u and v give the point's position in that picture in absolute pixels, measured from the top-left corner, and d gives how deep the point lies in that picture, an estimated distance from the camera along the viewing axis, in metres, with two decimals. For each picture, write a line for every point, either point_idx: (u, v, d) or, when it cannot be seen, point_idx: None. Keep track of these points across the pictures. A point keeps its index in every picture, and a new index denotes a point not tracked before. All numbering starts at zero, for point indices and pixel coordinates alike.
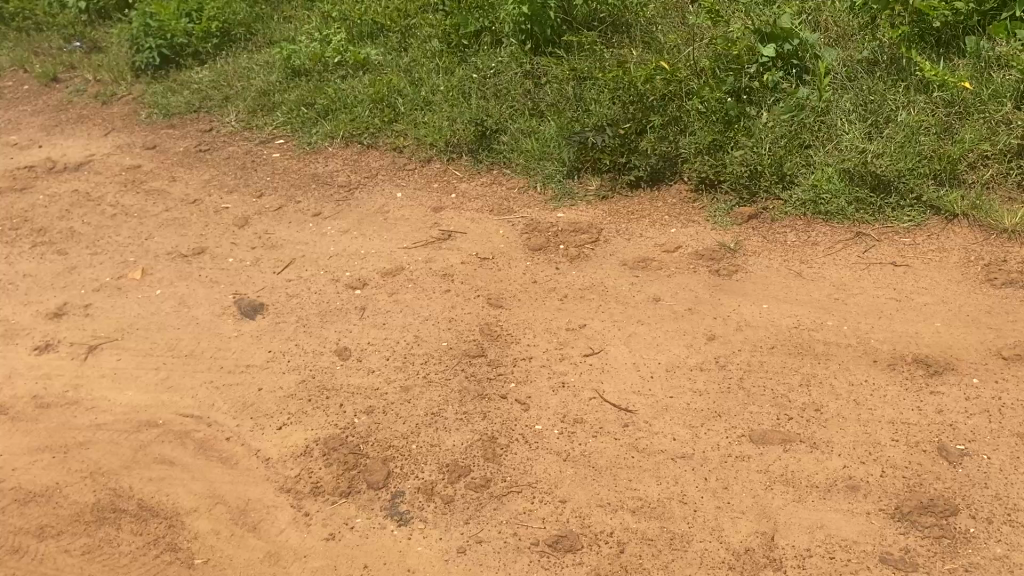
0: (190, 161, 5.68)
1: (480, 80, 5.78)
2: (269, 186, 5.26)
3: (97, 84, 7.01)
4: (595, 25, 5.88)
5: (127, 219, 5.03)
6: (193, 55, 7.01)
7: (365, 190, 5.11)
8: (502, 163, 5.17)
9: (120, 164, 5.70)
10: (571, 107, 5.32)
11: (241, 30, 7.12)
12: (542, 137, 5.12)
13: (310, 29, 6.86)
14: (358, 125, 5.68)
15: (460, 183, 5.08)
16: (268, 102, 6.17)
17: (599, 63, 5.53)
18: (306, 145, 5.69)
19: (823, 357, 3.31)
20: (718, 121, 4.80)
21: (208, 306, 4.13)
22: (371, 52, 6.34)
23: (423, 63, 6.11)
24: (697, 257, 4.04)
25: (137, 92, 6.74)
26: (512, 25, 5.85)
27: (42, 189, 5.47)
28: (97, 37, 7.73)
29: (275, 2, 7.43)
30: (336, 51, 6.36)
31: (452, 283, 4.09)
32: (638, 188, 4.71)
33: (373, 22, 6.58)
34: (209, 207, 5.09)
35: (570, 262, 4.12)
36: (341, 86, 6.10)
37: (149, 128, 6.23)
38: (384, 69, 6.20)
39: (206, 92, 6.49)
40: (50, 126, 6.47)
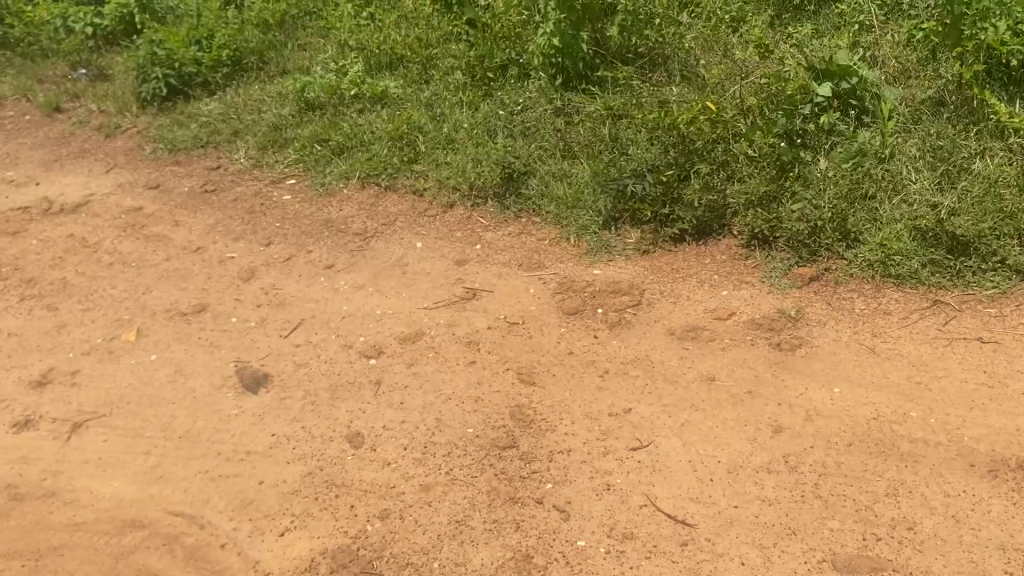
0: (195, 202, 5.30)
1: (506, 117, 5.40)
2: (279, 233, 4.86)
3: (102, 115, 6.67)
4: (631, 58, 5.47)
5: (124, 268, 4.65)
6: (202, 85, 6.66)
7: (382, 238, 4.70)
8: (531, 211, 4.76)
9: (120, 205, 5.32)
10: (607, 149, 4.93)
11: (253, 59, 6.79)
12: (575, 182, 4.71)
13: (327, 60, 6.49)
14: (375, 164, 5.30)
15: (484, 231, 4.67)
16: (280, 137, 5.79)
17: (636, 100, 5.13)
18: (319, 186, 5.29)
19: (911, 459, 2.86)
20: (771, 167, 4.36)
21: (207, 377, 3.71)
22: (390, 84, 5.95)
23: (446, 97, 5.72)
24: (755, 326, 3.58)
25: (142, 125, 6.39)
26: (542, 58, 5.51)
27: (35, 232, 5.10)
28: (103, 64, 7.40)
29: (290, 28, 7.07)
30: (353, 82, 6.00)
31: (478, 351, 3.65)
32: (682, 242, 4.25)
33: (392, 51, 6.20)
34: (213, 256, 4.70)
35: (610, 329, 3.67)
36: (358, 121, 5.71)
37: (153, 165, 5.87)
38: (404, 103, 5.80)
39: (215, 125, 6.12)
40: (50, 161, 6.12)
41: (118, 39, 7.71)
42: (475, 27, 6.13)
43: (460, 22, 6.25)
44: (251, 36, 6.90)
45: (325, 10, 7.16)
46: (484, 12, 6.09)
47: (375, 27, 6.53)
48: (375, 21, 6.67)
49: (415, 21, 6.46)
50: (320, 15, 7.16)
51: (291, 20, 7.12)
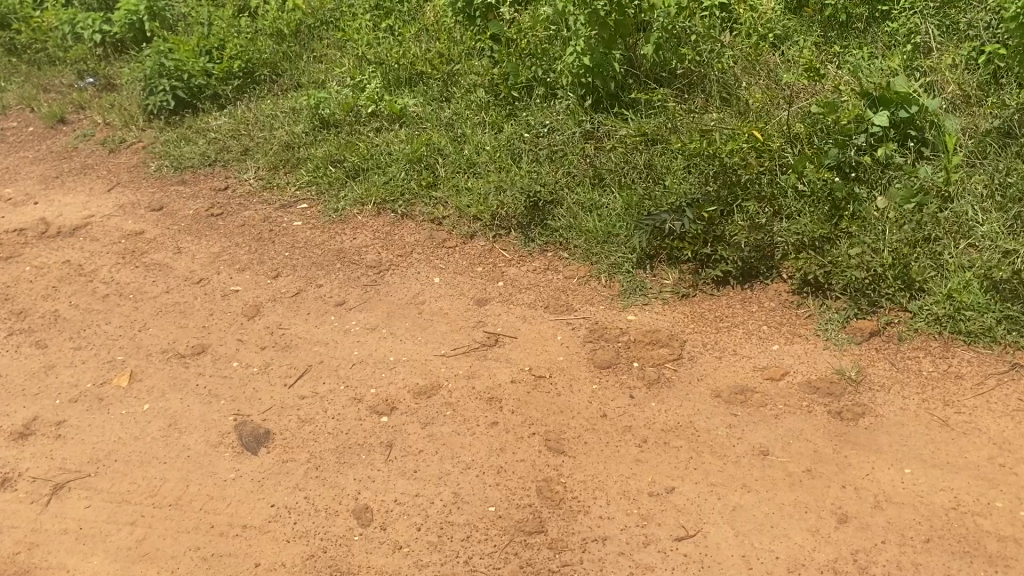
0: (199, 226, 4.98)
1: (531, 139, 5.01)
2: (286, 264, 4.53)
3: (107, 128, 6.37)
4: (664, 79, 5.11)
5: (121, 301, 4.33)
6: (212, 98, 6.35)
7: (397, 272, 4.35)
8: (559, 244, 4.36)
9: (120, 228, 5.01)
10: (641, 179, 4.54)
11: (266, 71, 6.48)
12: (606, 214, 4.34)
13: (343, 75, 6.19)
14: (392, 190, 4.97)
15: (507, 266, 4.29)
16: (291, 157, 5.46)
17: (671, 124, 4.77)
18: (332, 213, 4.96)
19: (999, 564, 2.53)
20: (822, 203, 4.02)
21: (203, 432, 3.38)
22: (409, 102, 5.63)
23: (467, 117, 5.38)
24: (811, 390, 3.22)
25: (148, 140, 6.09)
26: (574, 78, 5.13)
27: (29, 257, 4.80)
28: (111, 73, 7.11)
29: (305, 39, 6.76)
30: (370, 97, 5.68)
31: (500, 411, 3.28)
32: (725, 284, 3.88)
33: (411, 65, 5.89)
34: (216, 288, 4.37)
35: (647, 388, 3.29)
36: (374, 141, 5.37)
37: (158, 184, 5.56)
38: (424, 124, 5.47)
39: (225, 141, 5.81)
40: (50, 177, 5.82)
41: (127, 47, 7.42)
42: (499, 42, 5.79)
43: (483, 37, 5.94)
44: (264, 47, 6.59)
45: (342, 20, 6.84)
46: (508, 25, 5.74)
47: (394, 40, 6.22)
48: (396, 34, 6.37)
49: (436, 35, 6.14)
50: (336, 24, 6.84)
51: (306, 30, 6.81)
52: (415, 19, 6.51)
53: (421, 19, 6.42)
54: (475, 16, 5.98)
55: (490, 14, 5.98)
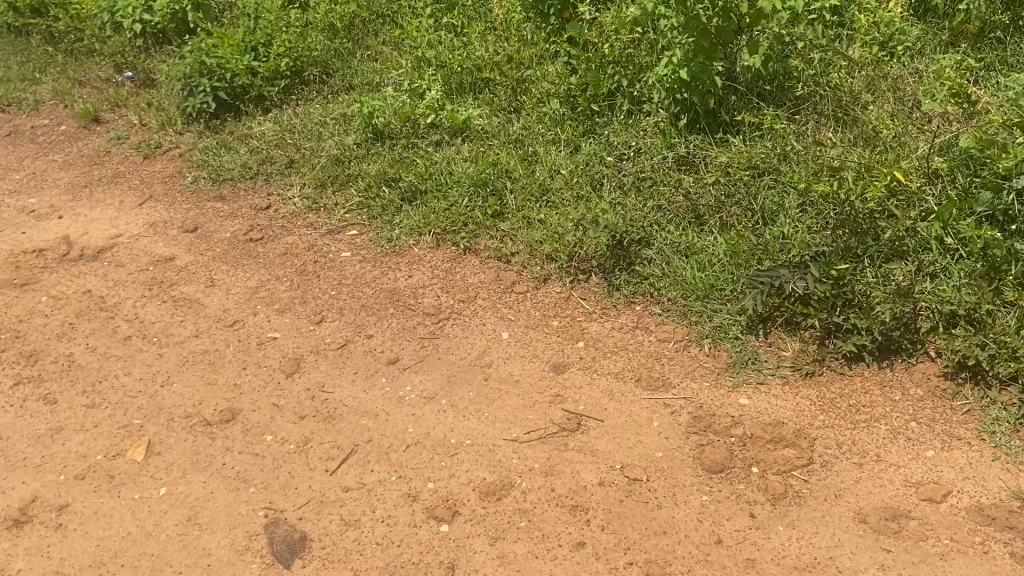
0: (237, 253, 4.43)
1: (615, 165, 4.42)
2: (332, 307, 3.95)
3: (143, 130, 5.85)
4: (767, 93, 4.45)
5: (143, 345, 3.79)
6: (256, 100, 5.78)
7: (458, 323, 3.75)
8: (649, 296, 3.70)
9: (149, 253, 4.48)
10: (748, 222, 3.89)
11: (315, 70, 5.90)
12: (705, 261, 3.70)
13: (400, 77, 5.59)
14: (454, 218, 4.41)
15: (588, 320, 3.65)
16: (341, 173, 4.90)
17: (782, 151, 4.10)
18: (386, 243, 4.39)
19: None
20: (975, 261, 3.32)
21: (227, 531, 2.83)
22: (473, 112, 5.03)
23: (538, 134, 4.80)
24: (983, 519, 2.58)
25: (186, 146, 5.55)
26: (667, 93, 4.46)
27: (47, 285, 4.29)
28: (150, 66, 6.58)
29: (358, 35, 6.16)
30: (431, 106, 5.08)
31: (587, 527, 2.66)
32: (858, 361, 3.20)
33: (476, 69, 5.28)
34: (251, 334, 3.81)
35: (773, 505, 2.67)
36: (433, 160, 4.83)
37: (193, 198, 5.02)
38: (491, 140, 4.88)
39: (268, 151, 5.24)
40: (78, 186, 5.31)
41: (169, 39, 6.88)
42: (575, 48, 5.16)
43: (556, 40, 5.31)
44: (314, 43, 6.01)
45: (400, 15, 6.25)
46: (587, 26, 5.08)
47: (457, 40, 5.61)
48: (460, 35, 5.76)
49: (505, 35, 5.50)
50: (394, 19, 6.24)
51: (360, 25, 6.21)
52: (481, 16, 5.88)
53: (487, 17, 5.79)
54: (549, 16, 5.33)
55: (567, 13, 5.30)
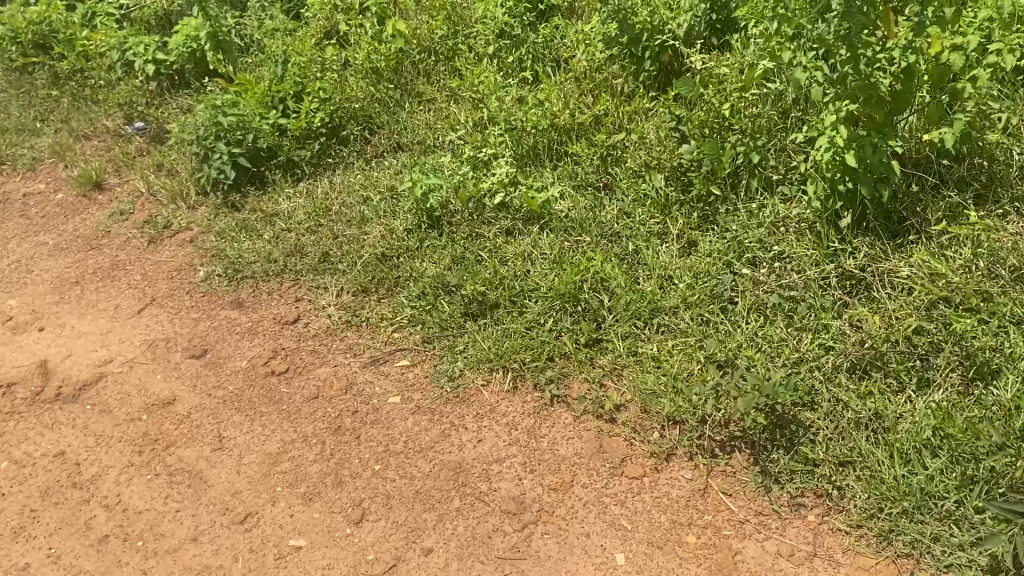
0: (256, 394, 3.43)
1: (754, 277, 3.30)
2: (375, 494, 2.90)
3: (151, 202, 4.89)
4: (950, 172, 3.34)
5: (123, 557, 2.84)
6: (285, 166, 4.79)
7: (551, 534, 2.69)
8: (829, 503, 2.64)
9: (144, 390, 3.51)
10: (959, 373, 2.80)
11: (356, 129, 4.91)
12: (906, 451, 2.63)
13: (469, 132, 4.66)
14: (534, 347, 3.32)
15: (740, 537, 2.62)
16: (389, 272, 3.89)
17: (991, 264, 3.02)
18: (445, 380, 3.32)
19: None
20: None
21: None
22: (555, 194, 4.01)
23: (641, 229, 3.73)
24: None
25: (200, 226, 4.57)
26: (826, 184, 3.28)
27: (12, 442, 3.34)
28: (164, 117, 5.62)
29: (407, 82, 5.21)
30: (504, 184, 4.09)
31: None
32: None
33: (556, 130, 4.30)
34: (267, 539, 2.81)
35: None
36: (503, 260, 3.83)
37: (205, 303, 4.04)
38: (581, 243, 3.79)
39: (299, 238, 4.26)
40: (68, 281, 4.36)
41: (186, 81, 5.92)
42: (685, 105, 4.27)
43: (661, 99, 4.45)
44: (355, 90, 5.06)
45: (455, 54, 5.28)
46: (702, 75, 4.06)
47: (530, 91, 4.73)
48: (536, 87, 4.77)
49: (593, 91, 4.56)
50: (449, 59, 5.27)
51: (410, 68, 5.25)
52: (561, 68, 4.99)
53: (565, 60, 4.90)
54: (644, 60, 4.45)
55: (665, 57, 4.45)
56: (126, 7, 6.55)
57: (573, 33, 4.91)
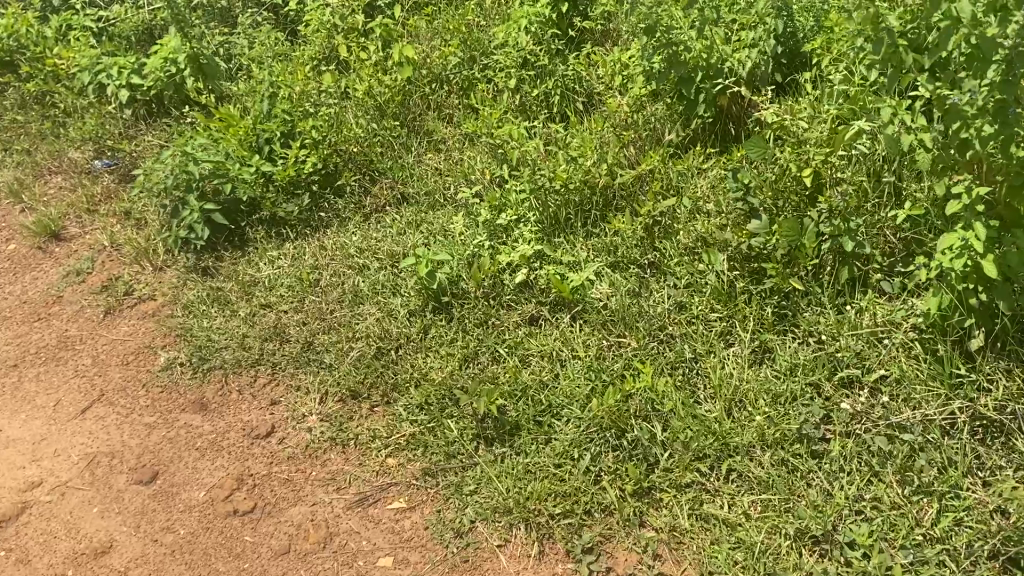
0: (212, 543, 2.75)
1: (853, 412, 2.62)
2: None
3: (111, 259, 4.17)
4: None
5: None
6: (269, 222, 4.07)
7: None
8: None
9: (74, 534, 2.84)
10: None
11: (353, 178, 4.20)
12: None
13: (492, 189, 3.98)
14: (565, 497, 2.60)
15: None
16: (386, 370, 3.17)
17: None
18: (453, 541, 2.61)
19: None
20: None
21: None
22: (590, 276, 3.27)
23: (697, 330, 2.97)
24: None
25: (165, 295, 3.85)
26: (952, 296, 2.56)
27: None
28: (137, 152, 4.93)
29: (414, 121, 4.55)
30: (529, 262, 3.38)
31: None
32: None
33: (591, 191, 3.56)
34: None
35: None
36: (524, 362, 3.10)
37: (163, 401, 3.33)
38: (629, 350, 2.98)
39: (280, 317, 3.56)
40: (5, 364, 3.66)
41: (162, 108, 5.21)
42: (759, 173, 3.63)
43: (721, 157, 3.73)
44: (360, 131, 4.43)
45: (471, 86, 4.65)
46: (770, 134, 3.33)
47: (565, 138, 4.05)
48: (572, 134, 4.09)
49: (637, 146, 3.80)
50: (465, 93, 4.64)
51: (422, 104, 4.60)
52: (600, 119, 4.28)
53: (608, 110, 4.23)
54: (696, 105, 3.72)
55: (723, 100, 3.70)
56: (105, 20, 5.83)
57: (609, 67, 4.26)
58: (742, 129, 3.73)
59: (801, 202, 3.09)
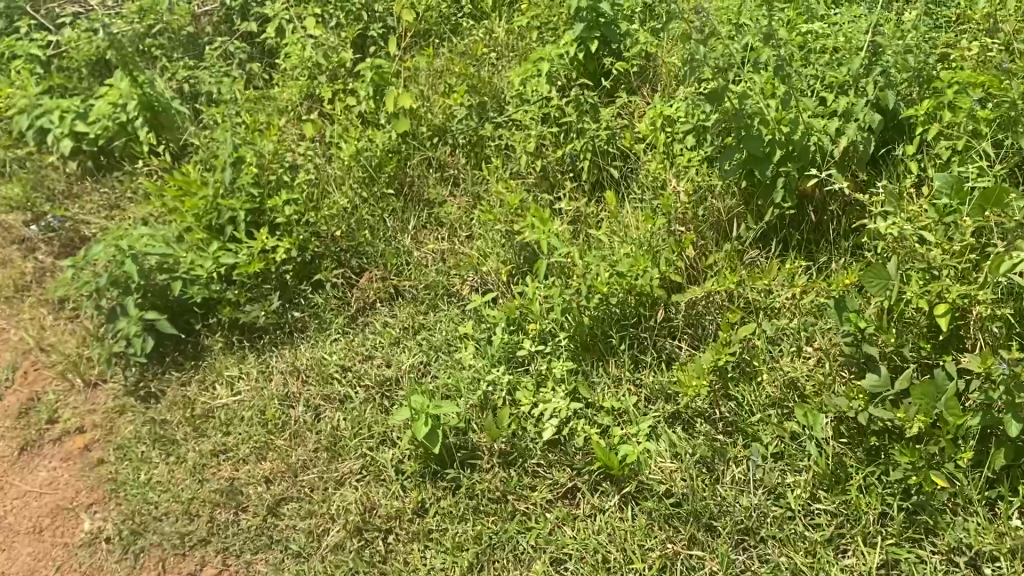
0: None
1: None
2: None
3: (30, 369, 3.33)
4: None
5: None
6: (228, 327, 3.25)
7: None
8: None
9: None
10: None
11: (335, 273, 3.39)
12: None
13: (510, 295, 3.21)
14: None
15: None
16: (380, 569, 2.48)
17: None
18: None
19: None
20: None
21: None
22: (644, 440, 2.51)
23: (793, 535, 2.27)
24: None
25: (94, 427, 3.06)
26: None
27: None
28: (78, 216, 4.11)
29: (412, 191, 3.79)
30: (563, 416, 2.56)
31: None
32: None
33: (639, 309, 2.79)
34: None
35: None
36: (559, 565, 2.40)
37: None
38: (707, 569, 2.29)
39: (237, 474, 2.76)
40: None
41: (106, 160, 4.29)
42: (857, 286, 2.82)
43: (804, 259, 2.94)
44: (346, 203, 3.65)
45: (479, 146, 3.87)
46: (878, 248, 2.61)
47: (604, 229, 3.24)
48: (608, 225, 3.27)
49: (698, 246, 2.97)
50: (477, 156, 3.87)
51: (427, 165, 3.86)
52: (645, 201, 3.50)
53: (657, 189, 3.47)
54: (773, 191, 2.94)
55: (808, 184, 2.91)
56: (54, 45, 4.99)
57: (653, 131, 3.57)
58: (832, 223, 2.92)
59: (932, 351, 2.36)
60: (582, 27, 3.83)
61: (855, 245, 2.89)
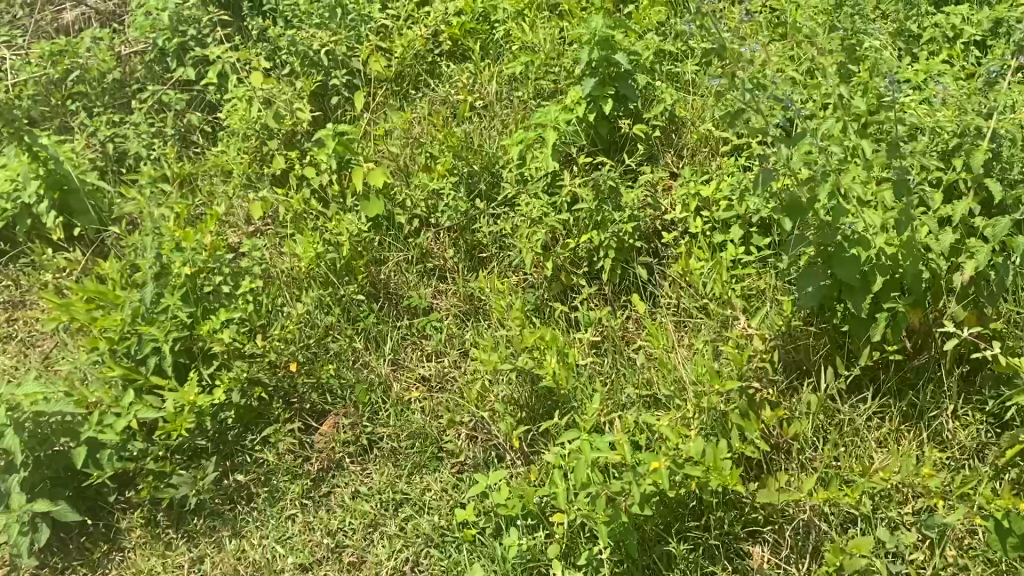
0: None
1: None
2: None
3: None
4: None
5: None
6: (150, 508, 2.50)
7: None
8: None
9: None
10: None
11: (286, 431, 2.61)
12: None
13: (527, 467, 2.45)
14: None
15: None
16: None
17: None
18: None
19: None
20: None
21: None
22: None
23: None
24: None
25: None
26: None
27: None
28: None
29: (387, 292, 3.05)
30: None
31: None
32: None
33: (698, 499, 2.12)
34: None
35: None
36: None
37: None
38: None
39: None
40: None
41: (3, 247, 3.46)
42: (981, 453, 2.19)
43: (907, 417, 2.26)
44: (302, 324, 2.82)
45: (469, 231, 3.15)
46: None
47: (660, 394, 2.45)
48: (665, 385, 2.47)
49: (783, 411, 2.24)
50: (469, 244, 3.14)
51: (406, 258, 3.12)
52: (696, 325, 2.74)
53: (717, 322, 2.68)
54: (871, 327, 2.23)
55: (915, 317, 2.22)
56: None
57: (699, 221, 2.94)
58: (943, 360, 2.25)
59: None
60: (594, 82, 3.22)
61: (968, 383, 2.26)
